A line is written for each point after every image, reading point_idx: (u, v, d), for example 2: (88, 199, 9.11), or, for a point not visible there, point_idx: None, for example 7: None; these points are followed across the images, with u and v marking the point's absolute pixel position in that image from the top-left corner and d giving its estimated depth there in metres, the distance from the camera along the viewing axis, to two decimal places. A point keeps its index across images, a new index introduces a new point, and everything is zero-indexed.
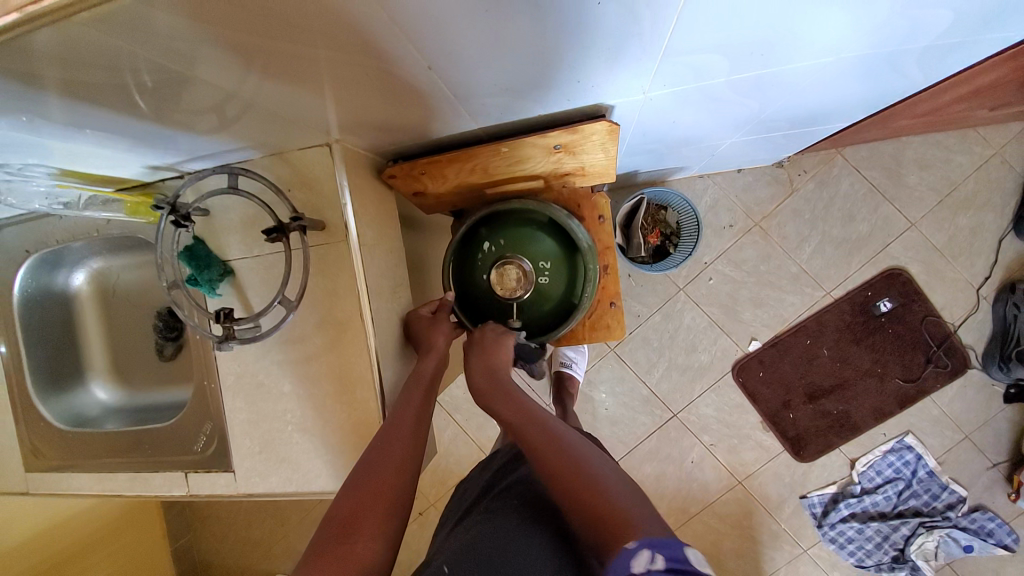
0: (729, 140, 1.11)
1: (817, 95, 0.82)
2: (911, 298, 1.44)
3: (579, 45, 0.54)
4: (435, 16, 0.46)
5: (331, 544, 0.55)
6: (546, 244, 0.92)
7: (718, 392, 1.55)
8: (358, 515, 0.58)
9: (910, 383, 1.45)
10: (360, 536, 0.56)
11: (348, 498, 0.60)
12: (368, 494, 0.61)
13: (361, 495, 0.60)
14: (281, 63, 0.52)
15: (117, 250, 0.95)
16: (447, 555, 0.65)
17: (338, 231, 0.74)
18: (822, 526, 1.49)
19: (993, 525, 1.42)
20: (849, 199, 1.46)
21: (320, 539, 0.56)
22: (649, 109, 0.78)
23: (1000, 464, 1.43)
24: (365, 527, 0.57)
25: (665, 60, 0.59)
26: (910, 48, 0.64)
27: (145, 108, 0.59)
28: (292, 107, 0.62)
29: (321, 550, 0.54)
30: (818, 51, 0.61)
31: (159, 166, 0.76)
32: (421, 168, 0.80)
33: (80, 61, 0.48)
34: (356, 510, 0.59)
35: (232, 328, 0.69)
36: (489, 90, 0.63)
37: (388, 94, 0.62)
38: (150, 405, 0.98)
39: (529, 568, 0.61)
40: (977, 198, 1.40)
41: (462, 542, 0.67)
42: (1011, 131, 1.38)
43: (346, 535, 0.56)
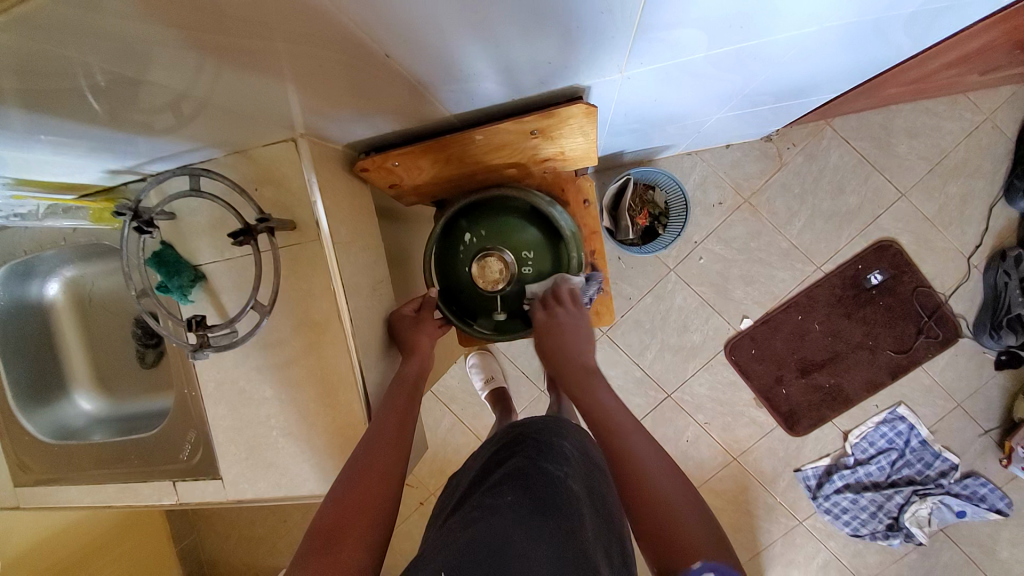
0: (715, 116, 1.08)
1: (803, 67, 0.79)
2: (902, 269, 1.43)
3: (546, 25, 0.51)
4: (390, 3, 0.43)
5: (314, 553, 0.55)
6: (529, 233, 0.90)
7: (711, 370, 1.55)
8: (344, 521, 0.58)
9: (902, 354, 1.45)
10: (344, 545, 0.56)
11: (332, 506, 0.60)
12: (353, 500, 0.60)
13: (347, 502, 0.60)
14: (232, 60, 0.49)
15: (89, 257, 0.92)
16: (435, 549, 0.65)
17: (309, 230, 0.72)
18: (818, 497, 1.51)
19: (985, 490, 1.44)
20: (838, 171, 1.43)
21: (306, 547, 0.56)
22: (629, 89, 0.75)
23: (992, 430, 1.45)
24: (350, 535, 0.57)
25: (640, 39, 0.56)
26: (897, 14, 0.61)
27: (94, 112, 0.56)
28: (252, 103, 0.59)
29: (304, 560, 0.54)
30: (801, 21, 0.58)
31: (119, 170, 0.72)
32: (394, 160, 0.77)
33: (15, 68, 0.45)
34: (340, 518, 0.58)
35: (206, 335, 0.67)
36: (457, 77, 0.60)
37: (351, 86, 0.59)
38: (136, 413, 0.96)
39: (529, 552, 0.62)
40: (968, 165, 1.38)
41: (460, 530, 0.67)
42: (1002, 95, 1.35)
43: (330, 543, 0.55)
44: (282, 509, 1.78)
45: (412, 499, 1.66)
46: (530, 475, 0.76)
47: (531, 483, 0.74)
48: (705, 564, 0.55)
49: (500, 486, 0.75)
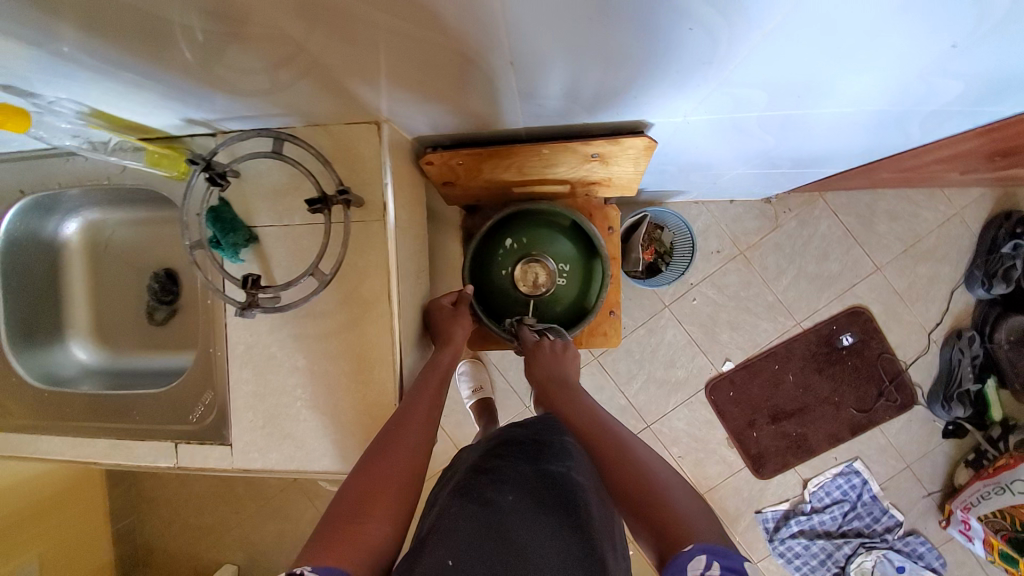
0: (735, 171, 1.18)
1: (824, 141, 0.90)
2: (870, 335, 1.57)
3: (652, 63, 0.56)
4: (518, 24, 0.48)
5: (343, 521, 0.55)
6: (565, 247, 0.95)
7: (690, 407, 1.63)
8: (373, 494, 0.59)
9: (862, 413, 1.58)
10: (370, 517, 0.56)
11: (357, 480, 0.60)
12: (379, 479, 0.60)
13: (374, 479, 0.60)
14: (360, 38, 0.52)
15: (119, 203, 0.90)
16: (436, 538, 0.59)
17: (375, 210, 0.73)
18: (774, 540, 1.60)
19: (923, 548, 1.57)
20: (825, 239, 1.58)
21: (331, 517, 0.56)
22: (681, 132, 0.83)
23: (935, 493, 1.58)
24: (378, 508, 0.58)
25: (718, 89, 0.64)
26: (921, 109, 0.72)
27: (200, 60, 0.57)
28: (358, 76, 0.61)
29: (333, 528, 0.55)
30: (844, 101, 0.68)
31: (195, 120, 0.73)
32: (460, 159, 0.81)
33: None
34: (369, 491, 0.59)
35: (256, 295, 0.67)
36: (550, 93, 0.65)
37: (450, 82, 0.62)
38: (135, 370, 0.93)
39: (535, 556, 0.58)
40: (937, 250, 1.56)
41: (461, 524, 0.61)
42: (971, 195, 1.54)
43: (357, 514, 0.56)
44: (236, 498, 1.69)
45: None
46: (530, 475, 0.70)
47: (534, 483, 0.68)
48: (698, 547, 0.51)
49: (503, 481, 0.68)
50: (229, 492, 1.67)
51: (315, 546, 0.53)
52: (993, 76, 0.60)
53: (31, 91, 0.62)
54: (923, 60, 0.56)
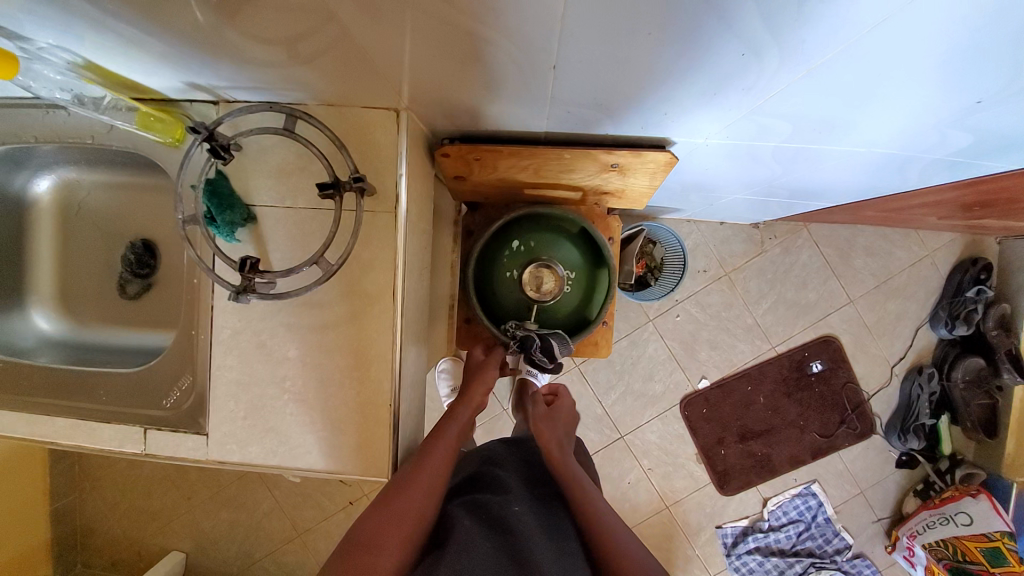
0: (734, 195, 1.20)
1: (828, 176, 0.93)
2: (838, 364, 1.64)
3: (695, 83, 0.56)
4: (575, 30, 0.46)
5: (356, 555, 0.61)
6: (570, 252, 0.94)
7: (664, 421, 1.66)
8: (386, 531, 0.64)
9: (825, 438, 1.65)
10: (382, 551, 0.62)
11: (375, 515, 0.65)
12: (395, 515, 0.65)
13: (390, 515, 0.65)
14: (400, 20, 0.49)
15: (99, 164, 0.82)
16: (457, 547, 0.64)
17: (386, 200, 0.70)
18: (731, 555, 1.66)
19: (868, 572, 1.65)
20: (805, 268, 1.64)
21: (348, 549, 0.62)
22: (698, 153, 0.83)
23: (883, 519, 1.67)
24: (389, 542, 0.63)
25: (748, 116, 0.64)
26: (925, 157, 0.75)
27: (218, 23, 0.52)
28: (386, 59, 0.58)
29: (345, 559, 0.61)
30: (861, 141, 0.70)
31: (198, 85, 0.68)
32: (479, 153, 0.79)
33: None
34: (385, 526, 0.64)
35: (252, 281, 0.64)
36: (583, 101, 0.63)
37: (484, 77, 0.60)
38: (101, 345, 0.87)
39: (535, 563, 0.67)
40: (906, 289, 1.64)
41: (478, 529, 0.69)
42: (942, 239, 1.63)
43: (371, 549, 0.62)
44: (188, 485, 1.60)
45: (342, 497, 1.57)
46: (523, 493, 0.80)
47: (529, 503, 0.79)
48: None
49: (508, 494, 0.78)
50: (182, 477, 1.58)
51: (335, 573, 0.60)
52: (1002, 133, 0.63)
53: (21, 34, 0.57)
54: (948, 111, 0.58)
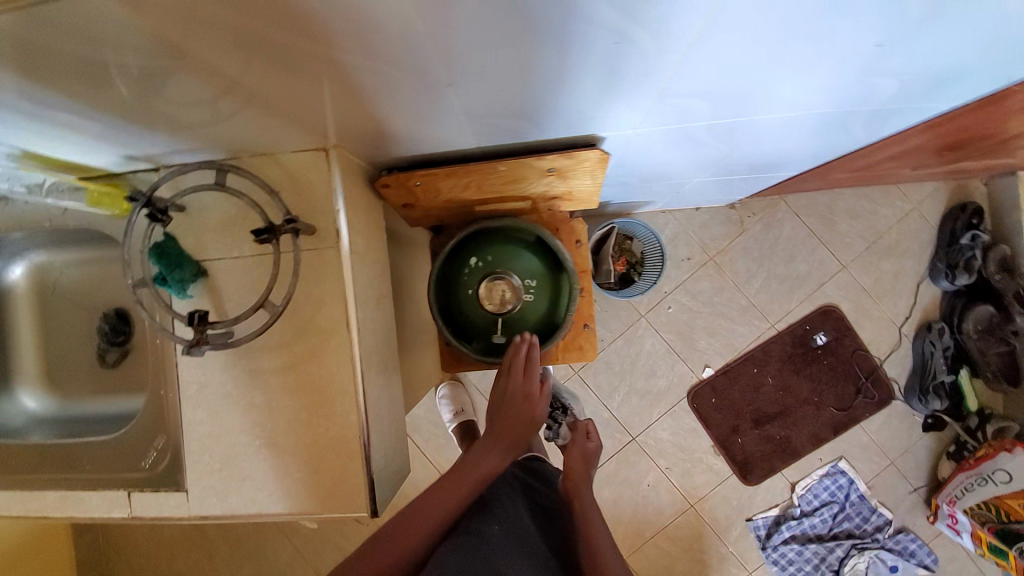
0: (695, 180, 1.20)
1: (775, 146, 0.92)
2: (843, 332, 1.59)
3: (590, 77, 0.57)
4: (451, 46, 0.48)
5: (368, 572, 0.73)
6: (530, 263, 0.95)
7: (674, 417, 1.62)
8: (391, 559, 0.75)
9: (843, 411, 1.59)
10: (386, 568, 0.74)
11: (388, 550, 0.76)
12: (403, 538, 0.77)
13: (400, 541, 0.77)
14: (292, 66, 0.51)
15: (65, 245, 0.86)
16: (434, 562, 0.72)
17: (328, 236, 0.72)
18: (766, 547, 1.59)
19: (914, 546, 1.57)
20: (790, 241, 1.61)
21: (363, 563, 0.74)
22: (635, 145, 0.84)
23: (921, 489, 1.59)
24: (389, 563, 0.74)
25: (660, 100, 0.65)
26: (861, 109, 0.74)
27: (129, 96, 0.55)
28: (299, 104, 0.60)
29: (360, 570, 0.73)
30: (785, 106, 0.70)
31: (137, 156, 0.71)
32: (417, 180, 0.81)
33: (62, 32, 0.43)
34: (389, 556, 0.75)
35: (205, 332, 0.65)
36: (496, 111, 0.65)
37: (394, 105, 0.61)
38: (87, 417, 0.88)
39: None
40: (898, 246, 1.60)
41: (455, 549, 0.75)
42: (926, 190, 1.59)
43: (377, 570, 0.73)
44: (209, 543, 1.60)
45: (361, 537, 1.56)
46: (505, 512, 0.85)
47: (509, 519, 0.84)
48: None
49: (488, 513, 0.83)
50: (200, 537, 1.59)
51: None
52: (921, 72, 0.62)
53: None
54: (855, 59, 0.57)
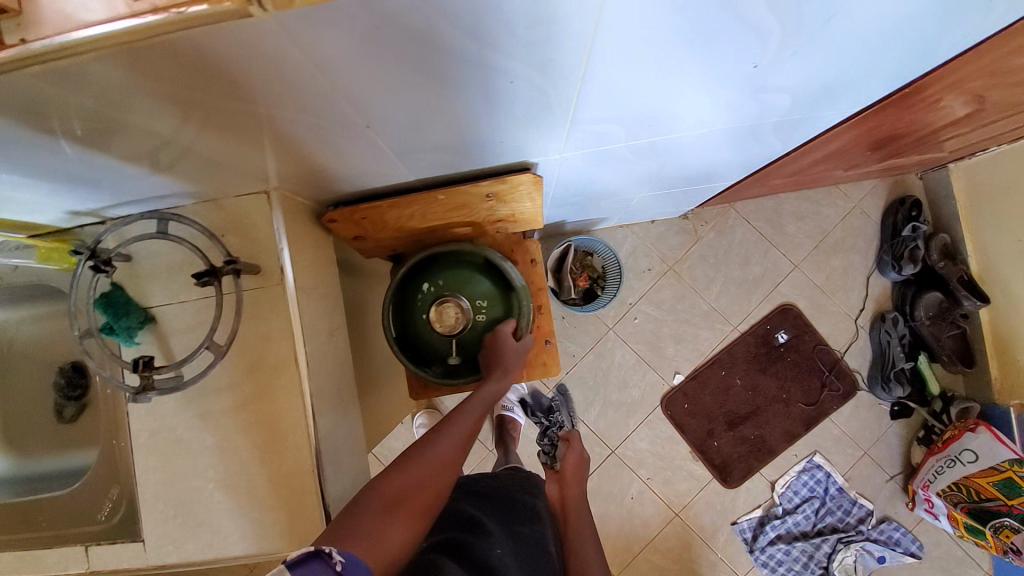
0: (640, 195, 1.25)
1: (703, 158, 0.98)
2: (802, 329, 1.65)
3: (499, 112, 0.62)
4: (359, 95, 0.53)
5: (372, 518, 0.61)
6: (482, 283, 0.98)
7: (650, 426, 1.64)
8: (403, 497, 0.65)
9: (812, 406, 1.63)
10: (399, 513, 0.63)
11: (399, 480, 0.66)
12: (422, 476, 0.68)
13: (416, 476, 0.68)
14: (220, 120, 0.55)
15: (18, 302, 0.86)
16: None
17: (272, 275, 0.74)
18: (754, 550, 1.59)
19: (898, 534, 1.59)
20: (743, 245, 1.67)
21: (366, 510, 0.62)
22: (567, 167, 0.89)
23: (896, 476, 1.63)
24: (405, 511, 0.64)
25: (573, 127, 0.70)
26: (768, 120, 0.80)
27: (68, 158, 0.57)
28: (233, 154, 0.63)
29: (364, 515, 0.61)
30: (693, 123, 0.75)
31: (81, 212, 0.73)
32: (363, 214, 0.85)
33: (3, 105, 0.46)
34: (404, 495, 0.65)
35: (151, 378, 0.67)
36: (422, 147, 0.70)
37: (326, 147, 0.65)
38: (42, 474, 0.86)
39: None
40: (845, 242, 1.68)
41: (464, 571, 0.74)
42: (865, 187, 1.68)
43: (386, 512, 0.62)
44: None
45: None
46: (503, 533, 0.86)
47: (507, 541, 0.85)
48: None
49: (488, 535, 0.83)
50: None
51: (339, 532, 0.59)
52: (808, 86, 0.68)
53: None
54: (738, 80, 0.62)
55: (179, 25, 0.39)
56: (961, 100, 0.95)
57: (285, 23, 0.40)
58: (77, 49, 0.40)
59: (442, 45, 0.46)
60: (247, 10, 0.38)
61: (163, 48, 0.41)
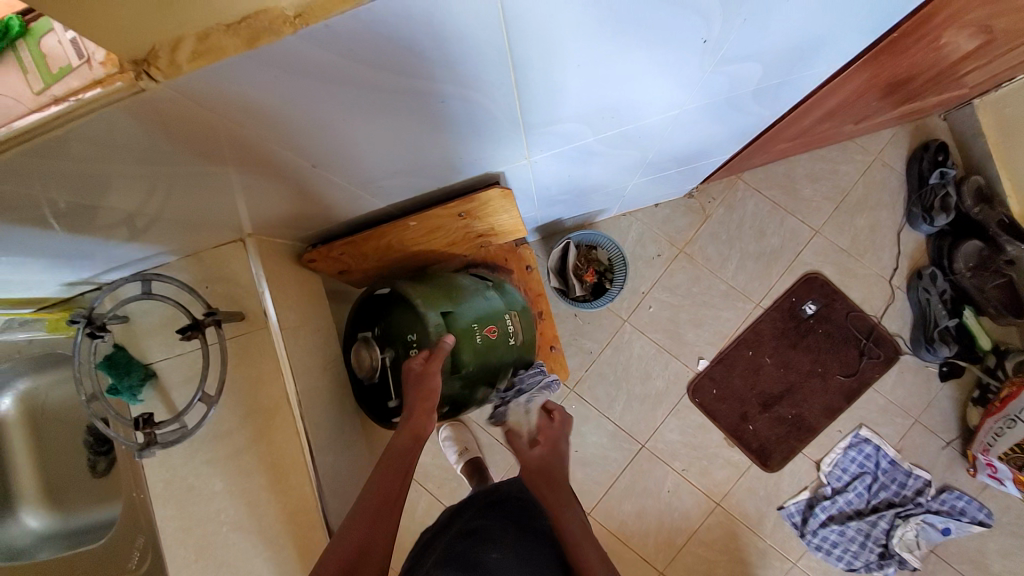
0: (633, 183, 1.21)
1: (685, 138, 0.94)
2: (831, 297, 1.55)
3: (448, 131, 0.61)
4: (288, 136, 0.52)
5: None
6: (409, 315, 0.82)
7: (679, 416, 1.58)
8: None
9: (851, 377, 1.54)
10: None
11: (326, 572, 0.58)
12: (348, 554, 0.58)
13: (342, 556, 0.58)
14: (184, 185, 0.56)
15: (43, 368, 0.93)
16: None
17: (257, 319, 0.77)
18: (806, 535, 1.51)
19: (963, 503, 1.49)
20: (757, 216, 1.59)
21: None
22: (541, 171, 0.86)
23: (953, 442, 1.52)
24: None
25: (532, 133, 0.68)
26: (743, 92, 0.75)
27: (47, 242, 0.60)
28: (201, 214, 0.65)
29: None
30: (660, 108, 0.71)
31: (76, 281, 0.77)
32: (340, 249, 0.86)
33: None
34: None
35: (153, 433, 0.68)
36: (384, 176, 0.69)
37: (289, 191, 0.66)
38: (85, 526, 0.92)
39: None
40: (868, 199, 1.56)
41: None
42: (883, 138, 1.56)
43: None
44: None
45: None
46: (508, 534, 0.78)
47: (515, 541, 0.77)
48: None
49: (489, 539, 0.76)
50: None
51: None
52: (776, 52, 0.64)
53: None
54: (694, 59, 0.58)
55: (77, 112, 0.40)
56: (966, 34, 0.87)
57: (182, 89, 0.40)
58: None
59: (351, 78, 0.45)
60: (138, 86, 0.39)
61: (74, 137, 0.42)
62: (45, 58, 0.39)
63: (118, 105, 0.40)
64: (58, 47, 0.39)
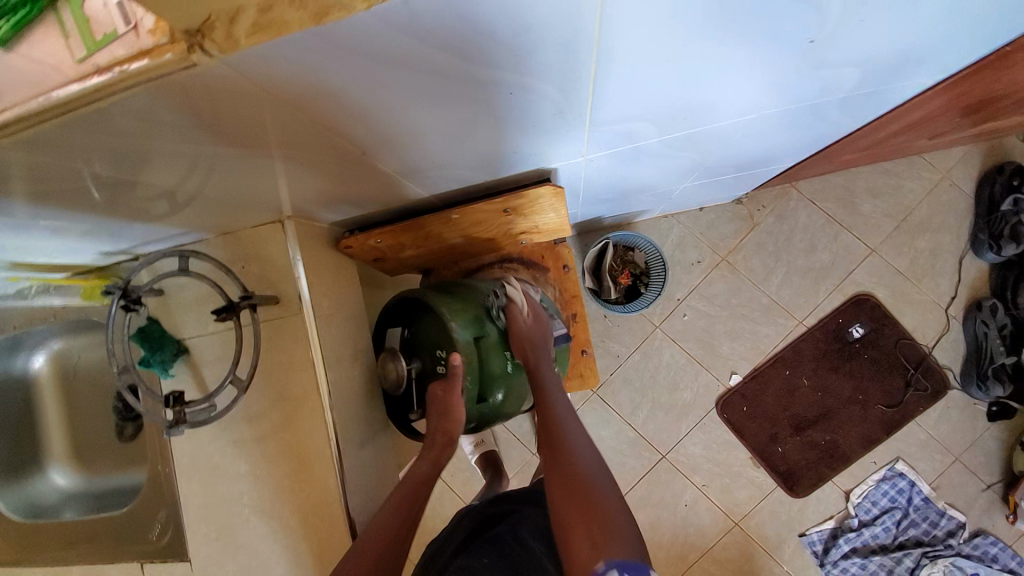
0: (682, 186, 1.14)
1: (750, 145, 0.87)
2: (881, 322, 1.46)
3: (507, 122, 0.56)
4: (341, 118, 0.48)
5: None
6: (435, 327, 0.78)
7: (704, 430, 1.52)
8: None
9: (894, 408, 1.45)
10: None
11: None
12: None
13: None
14: (227, 164, 0.53)
15: (76, 331, 0.93)
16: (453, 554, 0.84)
17: (291, 303, 0.75)
18: (826, 564, 1.45)
19: (996, 549, 1.41)
20: (808, 229, 1.50)
21: None
22: (595, 169, 0.81)
23: (995, 485, 1.43)
24: None
25: (594, 129, 0.62)
26: (829, 100, 0.68)
27: (87, 213, 0.59)
28: (242, 194, 0.62)
29: None
30: (737, 111, 0.65)
31: (114, 250, 0.76)
32: (377, 237, 0.83)
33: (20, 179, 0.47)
34: None
35: (183, 410, 0.67)
36: (433, 165, 0.65)
37: (332, 176, 0.63)
38: (108, 491, 0.94)
39: None
40: (932, 221, 1.45)
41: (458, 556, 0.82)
42: (954, 156, 1.44)
43: None
44: None
45: None
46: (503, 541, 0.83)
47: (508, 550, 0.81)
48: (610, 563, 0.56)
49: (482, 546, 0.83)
50: None
51: None
52: (882, 58, 0.56)
53: None
54: (789, 61, 0.52)
55: (120, 85, 0.36)
56: None
57: (236, 64, 0.36)
58: (25, 122, 0.38)
59: (416, 61, 0.40)
60: (189, 59, 0.35)
61: (116, 110, 0.39)
62: (88, 23, 0.36)
63: (165, 78, 0.36)
64: (103, 11, 0.36)
